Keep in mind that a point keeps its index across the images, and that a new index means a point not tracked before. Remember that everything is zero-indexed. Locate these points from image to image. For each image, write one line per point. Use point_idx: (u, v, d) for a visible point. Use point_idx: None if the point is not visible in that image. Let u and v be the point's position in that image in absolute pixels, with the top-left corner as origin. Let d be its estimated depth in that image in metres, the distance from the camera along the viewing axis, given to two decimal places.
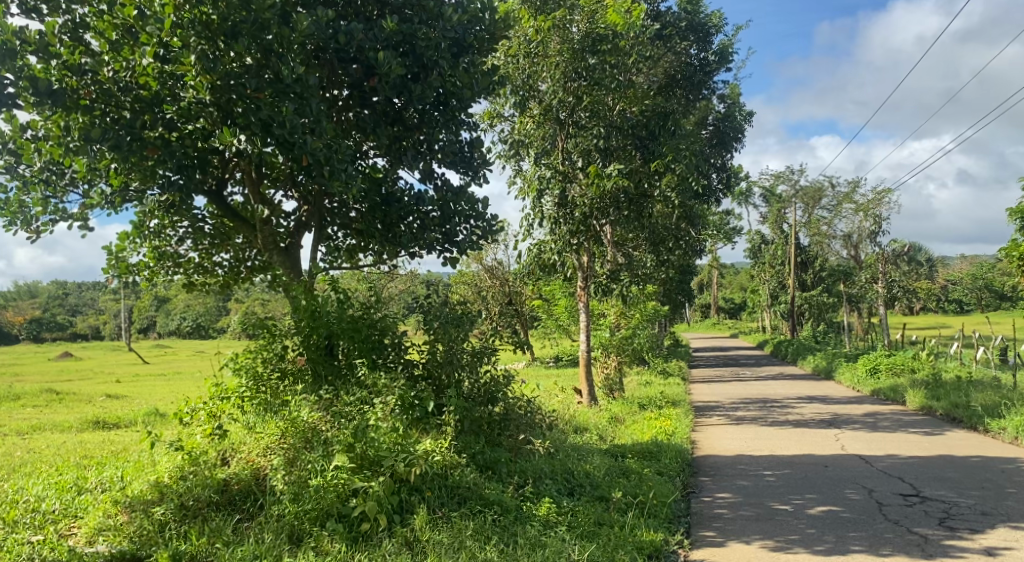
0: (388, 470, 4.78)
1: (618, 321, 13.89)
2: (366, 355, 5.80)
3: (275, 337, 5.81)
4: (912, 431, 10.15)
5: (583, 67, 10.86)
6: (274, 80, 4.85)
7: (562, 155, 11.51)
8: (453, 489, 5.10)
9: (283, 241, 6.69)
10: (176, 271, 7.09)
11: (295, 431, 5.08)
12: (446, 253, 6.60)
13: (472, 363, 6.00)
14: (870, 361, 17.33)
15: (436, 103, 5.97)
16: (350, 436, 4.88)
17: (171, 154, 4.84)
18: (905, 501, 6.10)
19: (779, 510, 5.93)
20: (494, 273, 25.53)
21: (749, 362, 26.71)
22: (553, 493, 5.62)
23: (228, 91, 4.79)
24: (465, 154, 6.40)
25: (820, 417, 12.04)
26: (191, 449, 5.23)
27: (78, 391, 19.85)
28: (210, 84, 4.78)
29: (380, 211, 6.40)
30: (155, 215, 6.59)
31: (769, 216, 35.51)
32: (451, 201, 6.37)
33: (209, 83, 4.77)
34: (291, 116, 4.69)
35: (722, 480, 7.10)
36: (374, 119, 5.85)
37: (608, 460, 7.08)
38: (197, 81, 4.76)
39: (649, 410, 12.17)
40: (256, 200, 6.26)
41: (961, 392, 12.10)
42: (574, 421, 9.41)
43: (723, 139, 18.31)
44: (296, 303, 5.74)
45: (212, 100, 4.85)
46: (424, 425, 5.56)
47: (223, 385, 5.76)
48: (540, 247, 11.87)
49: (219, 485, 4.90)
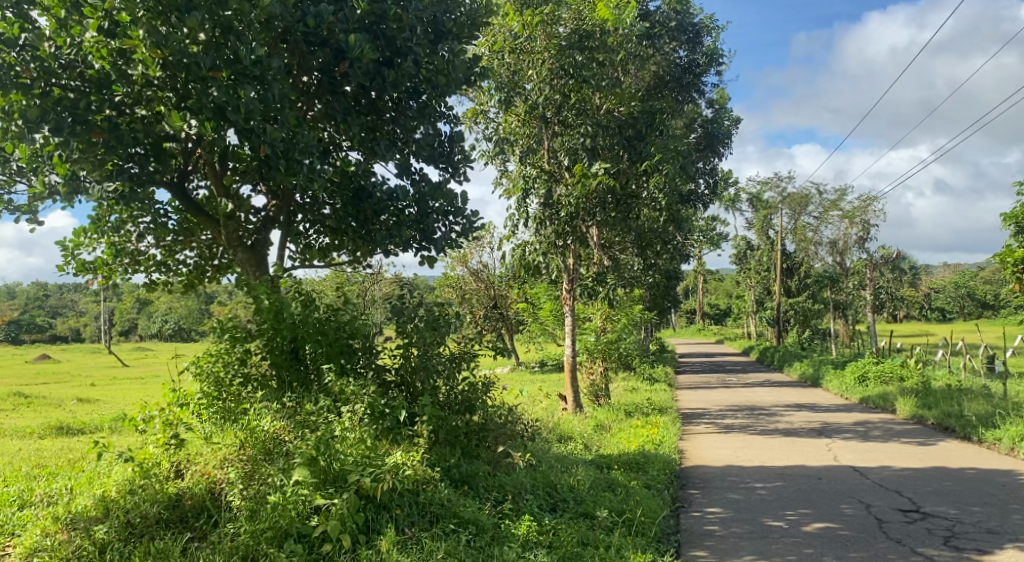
0: (354, 486, 4.41)
1: (605, 325, 13.60)
2: (335, 360, 5.45)
3: (237, 342, 5.42)
4: (904, 440, 9.89)
5: (570, 64, 10.57)
6: (233, 60, 4.47)
7: (548, 156, 11.27)
8: (425, 506, 4.72)
9: (249, 238, 6.29)
10: (136, 269, 6.67)
11: (254, 441, 4.77)
12: (424, 252, 6.21)
13: (448, 371, 5.66)
14: (858, 369, 17.12)
15: (413, 94, 5.68)
16: (313, 448, 4.48)
17: (119, 139, 4.45)
18: (906, 517, 5.81)
19: (774, 527, 5.60)
20: (478, 276, 25.25)
21: (736, 369, 26.49)
22: (533, 510, 5.25)
23: (182, 68, 4.41)
24: (445, 148, 6.10)
25: (810, 425, 11.79)
26: (143, 461, 4.83)
27: (48, 394, 19.21)
28: (161, 59, 4.41)
29: (353, 207, 6.10)
30: (115, 208, 6.18)
31: (755, 222, 35.40)
32: (428, 197, 5.99)
33: (160, 58, 4.39)
34: (250, 100, 4.37)
35: (712, 494, 6.77)
36: (344, 106, 5.49)
37: (592, 471, 6.74)
38: (146, 56, 4.36)
39: (635, 417, 11.85)
40: (219, 194, 5.98)
41: (952, 401, 11.87)
42: (558, 430, 9.07)
43: (712, 141, 18.04)
44: (257, 305, 5.35)
45: (163, 78, 4.51)
46: (395, 437, 5.18)
47: (181, 392, 5.36)
48: (524, 248, 11.55)
49: (169, 501, 4.51)
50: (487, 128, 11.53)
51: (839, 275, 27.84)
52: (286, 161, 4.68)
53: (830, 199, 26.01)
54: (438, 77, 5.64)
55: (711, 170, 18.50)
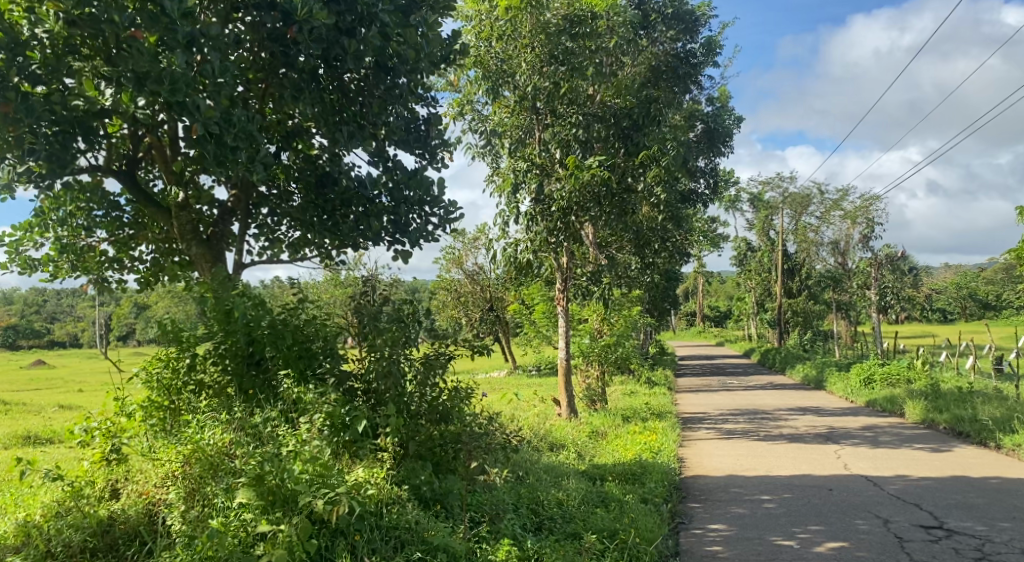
0: (305, 509, 3.84)
1: (601, 328, 13.16)
2: (294, 365, 4.96)
3: (187, 346, 4.94)
4: (917, 446, 9.35)
5: (560, 51, 10.06)
6: (157, 19, 4.03)
7: (539, 147, 10.78)
8: (389, 531, 4.17)
9: (205, 232, 5.80)
10: (85, 269, 6.12)
11: (198, 456, 4.18)
12: (397, 245, 5.69)
13: (420, 376, 5.19)
14: (863, 371, 16.61)
15: (381, 70, 5.21)
16: (261, 465, 3.94)
17: (28, 111, 3.91)
18: (929, 536, 5.27)
19: (783, 547, 5.07)
20: (475, 279, 24.76)
21: (737, 371, 25.93)
22: (514, 532, 4.72)
23: (98, 24, 4.02)
24: (421, 131, 5.71)
25: (815, 430, 11.24)
26: (76, 481, 4.29)
27: (29, 401, 18.57)
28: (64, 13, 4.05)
29: (320, 198, 5.63)
30: (60, 199, 5.71)
31: (755, 223, 34.96)
32: (401, 184, 5.49)
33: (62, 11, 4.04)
34: (179, 71, 4.01)
35: (714, 508, 6.22)
36: (298, 81, 5.00)
37: (584, 484, 6.22)
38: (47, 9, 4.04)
39: (633, 422, 11.32)
40: (170, 182, 5.50)
41: (965, 404, 11.33)
42: (549, 437, 8.55)
43: (712, 138, 17.52)
44: (205, 305, 4.87)
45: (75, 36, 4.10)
46: (357, 452, 4.65)
47: (124, 400, 4.84)
48: (516, 247, 11.01)
49: (98, 526, 3.95)
50: (475, 121, 11.14)
51: (841, 275, 27.31)
52: (217, 147, 4.37)
53: (832, 199, 25.48)
54: (408, 50, 5.18)
55: (711, 169, 17.94)
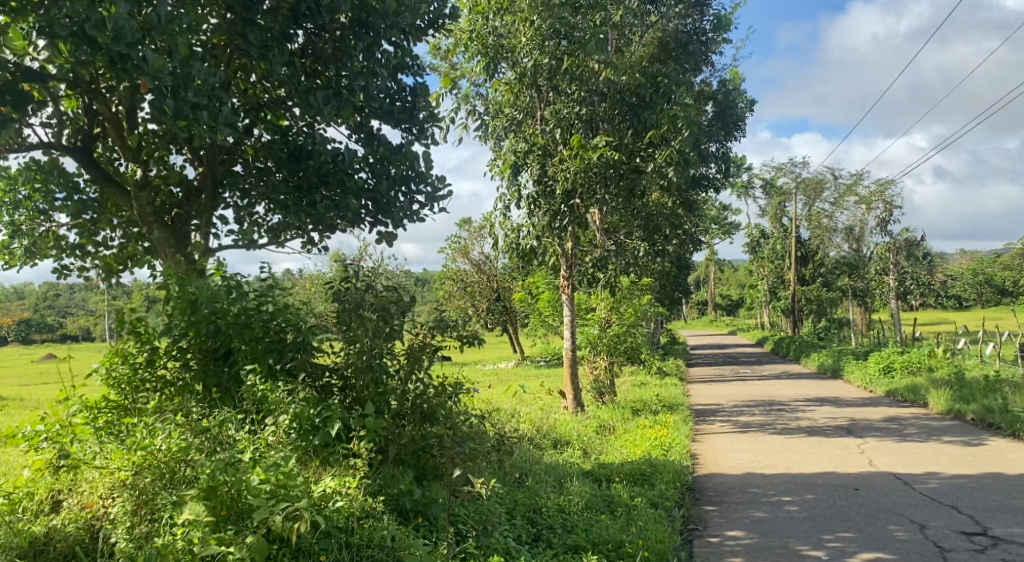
0: (262, 526, 3.34)
1: (610, 317, 12.58)
2: (261, 360, 4.52)
3: (144, 340, 4.51)
4: (946, 439, 8.76)
5: (562, 23, 9.48)
6: None
7: (540, 126, 10.30)
8: (360, 548, 3.68)
9: (169, 214, 5.32)
10: (44, 255, 5.66)
11: (148, 464, 3.71)
12: (380, 227, 5.18)
13: (403, 371, 4.69)
14: (883, 360, 15.99)
15: (355, 30, 4.68)
16: (214, 474, 3.45)
17: None
18: (973, 544, 4.74)
19: (810, 558, 4.54)
20: (481, 269, 24.25)
21: (750, 361, 25.33)
22: (507, 547, 4.24)
23: None
24: (407, 103, 5.09)
25: (835, 422, 10.67)
26: (14, 492, 3.81)
27: (28, 396, 18.30)
28: None
29: (296, 174, 5.13)
30: (13, 180, 5.25)
31: (768, 209, 34.24)
32: (382, 159, 4.97)
33: None
34: (120, 17, 3.52)
35: (731, 511, 5.70)
36: (262, 40, 4.56)
37: (588, 485, 5.73)
38: None
39: (642, 416, 10.81)
40: (129, 157, 5.04)
41: (994, 394, 10.70)
42: (553, 433, 8.05)
43: (724, 120, 16.84)
44: (165, 295, 4.42)
45: None
46: (328, 457, 4.19)
47: (74, 400, 4.37)
48: (518, 233, 10.49)
49: (31, 547, 3.45)
50: (472, 100, 10.63)
51: (858, 262, 26.54)
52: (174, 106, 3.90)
53: (846, 183, 24.77)
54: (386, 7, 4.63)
55: (723, 152, 17.30)
